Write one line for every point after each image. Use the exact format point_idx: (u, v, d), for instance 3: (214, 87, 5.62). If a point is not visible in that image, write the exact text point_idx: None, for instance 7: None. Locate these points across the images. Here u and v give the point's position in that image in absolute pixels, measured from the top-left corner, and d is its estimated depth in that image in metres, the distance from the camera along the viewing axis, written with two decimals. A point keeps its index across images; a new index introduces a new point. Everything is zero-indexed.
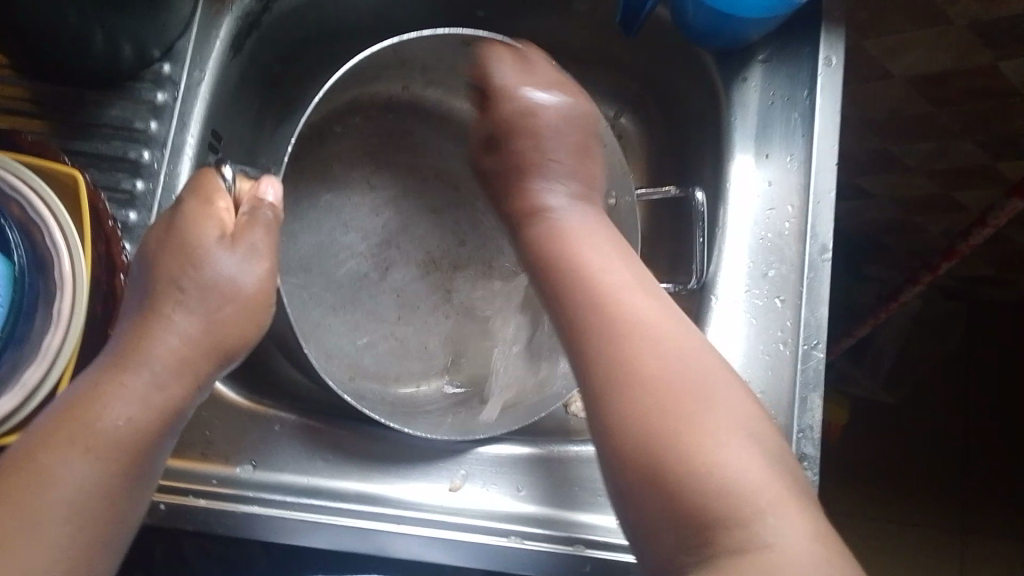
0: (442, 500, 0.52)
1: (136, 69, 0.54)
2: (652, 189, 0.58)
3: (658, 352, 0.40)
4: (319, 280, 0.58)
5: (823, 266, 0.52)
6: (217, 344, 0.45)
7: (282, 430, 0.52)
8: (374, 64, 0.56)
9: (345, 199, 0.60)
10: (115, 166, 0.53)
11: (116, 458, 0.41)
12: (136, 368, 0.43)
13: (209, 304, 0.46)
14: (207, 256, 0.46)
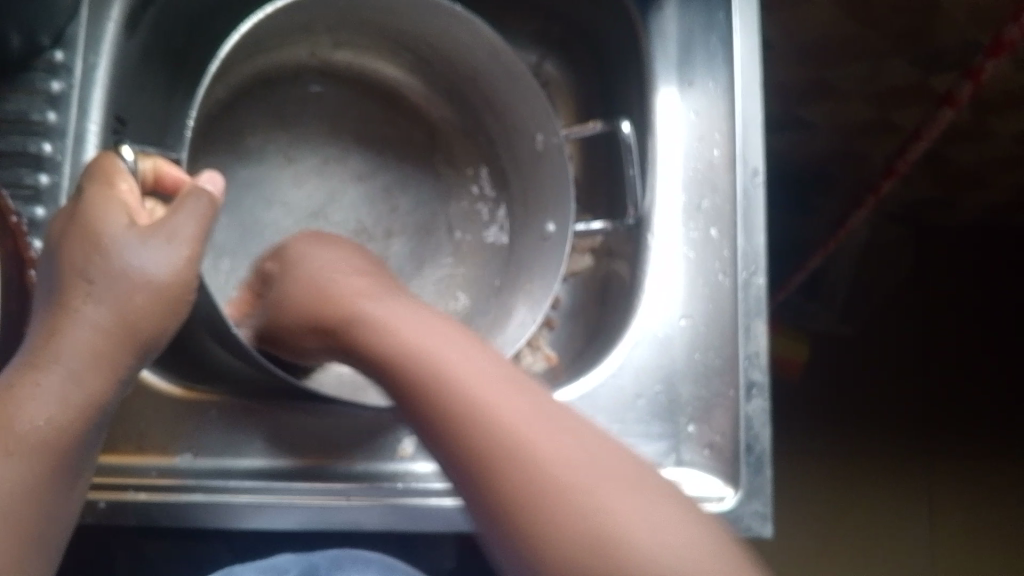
0: (392, 468, 0.50)
1: (28, 58, 0.52)
2: (578, 129, 0.57)
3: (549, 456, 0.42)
4: (248, 259, 0.57)
5: (756, 190, 0.52)
6: (132, 332, 0.40)
7: (219, 415, 0.50)
8: (281, 32, 0.54)
9: (269, 173, 0.58)
10: (17, 161, 0.52)
11: (41, 463, 0.38)
12: (49, 364, 0.38)
13: (120, 293, 0.39)
14: (115, 244, 0.40)
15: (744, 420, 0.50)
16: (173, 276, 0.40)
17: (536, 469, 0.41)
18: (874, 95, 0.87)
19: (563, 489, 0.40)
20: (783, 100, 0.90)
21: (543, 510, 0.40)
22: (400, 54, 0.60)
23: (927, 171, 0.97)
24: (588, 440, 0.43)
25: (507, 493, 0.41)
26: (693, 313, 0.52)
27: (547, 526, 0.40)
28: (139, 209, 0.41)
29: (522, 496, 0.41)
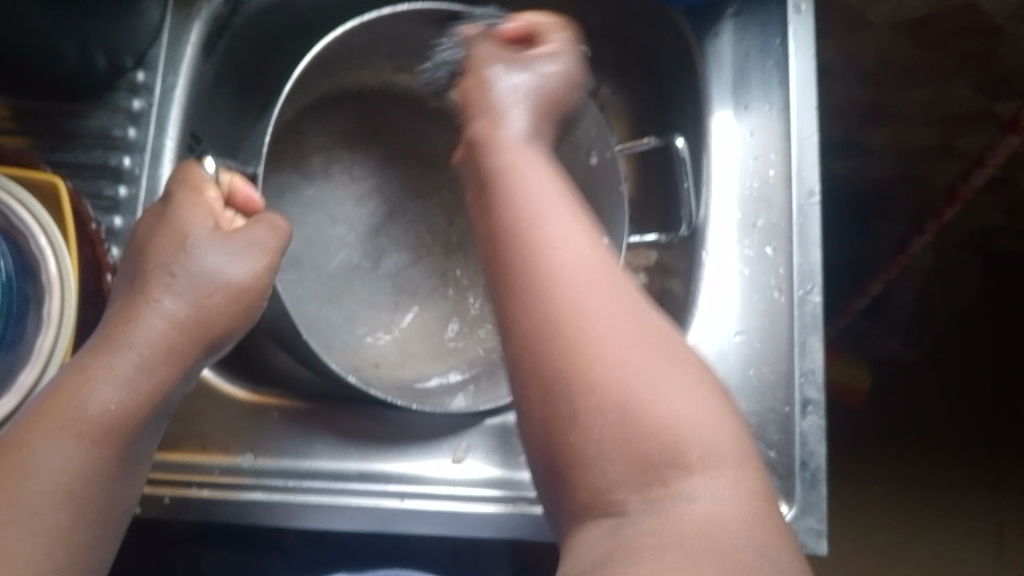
0: (446, 473, 0.51)
1: (111, 78, 0.55)
2: (633, 143, 0.58)
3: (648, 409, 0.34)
4: (311, 275, 0.58)
5: (812, 209, 0.52)
6: (205, 328, 0.42)
7: (281, 418, 0.51)
8: (347, 49, 0.56)
9: (332, 190, 0.60)
10: (99, 174, 0.55)
11: (107, 444, 0.39)
12: (122, 350, 0.40)
13: (198, 290, 0.42)
14: (198, 244, 0.43)
15: (799, 438, 0.49)
16: (251, 279, 0.43)
17: (640, 394, 0.34)
18: (936, 120, 0.86)
19: (653, 421, 0.33)
20: (842, 124, 0.90)
21: (604, 422, 0.34)
22: None
23: (992, 198, 0.95)
24: (691, 374, 0.35)
25: (585, 421, 0.34)
26: (747, 328, 0.52)
27: (579, 445, 0.34)
28: (224, 216, 0.45)
29: (580, 443, 0.34)
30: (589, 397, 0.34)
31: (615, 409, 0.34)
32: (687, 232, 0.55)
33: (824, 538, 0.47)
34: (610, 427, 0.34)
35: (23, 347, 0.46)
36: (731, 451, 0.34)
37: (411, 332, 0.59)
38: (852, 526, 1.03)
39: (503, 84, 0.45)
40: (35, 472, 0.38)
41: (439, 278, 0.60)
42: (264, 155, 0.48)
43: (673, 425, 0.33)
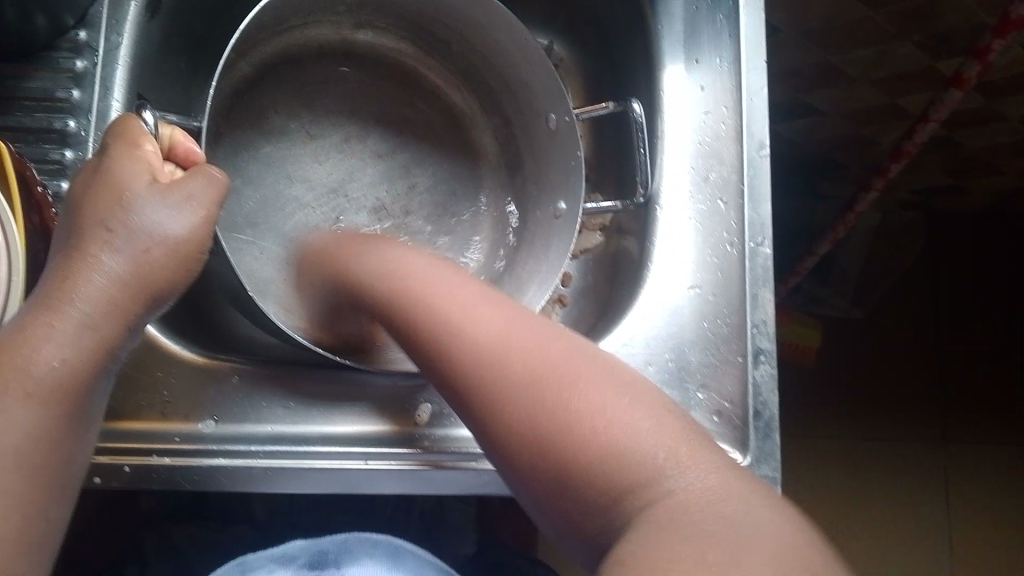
0: (408, 433, 0.51)
1: (53, 39, 0.54)
2: (593, 107, 0.57)
3: (534, 359, 0.38)
4: (268, 235, 0.57)
5: (761, 162, 0.53)
6: (148, 283, 0.41)
7: (240, 381, 0.51)
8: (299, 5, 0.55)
9: (287, 149, 0.58)
10: (43, 138, 0.53)
11: (55, 403, 0.38)
12: (65, 308, 0.39)
13: (139, 246, 0.41)
14: (137, 201, 0.42)
15: (752, 387, 0.51)
16: (192, 232, 0.43)
17: (519, 377, 0.37)
18: (883, 80, 0.88)
19: (524, 419, 0.36)
20: (792, 86, 0.91)
21: (484, 349, 0.39)
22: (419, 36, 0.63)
23: (937, 156, 0.98)
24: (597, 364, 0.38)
25: (516, 394, 0.37)
26: (702, 283, 0.53)
27: (472, 366, 0.39)
28: (164, 169, 0.44)
29: (486, 421, 0.38)
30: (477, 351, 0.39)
31: (487, 361, 0.38)
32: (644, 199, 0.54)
33: (779, 484, 0.49)
34: (484, 368, 0.38)
35: None
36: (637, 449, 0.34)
37: None
38: (807, 479, 1.05)
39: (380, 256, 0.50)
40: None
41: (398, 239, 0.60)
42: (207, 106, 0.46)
43: (601, 432, 0.34)
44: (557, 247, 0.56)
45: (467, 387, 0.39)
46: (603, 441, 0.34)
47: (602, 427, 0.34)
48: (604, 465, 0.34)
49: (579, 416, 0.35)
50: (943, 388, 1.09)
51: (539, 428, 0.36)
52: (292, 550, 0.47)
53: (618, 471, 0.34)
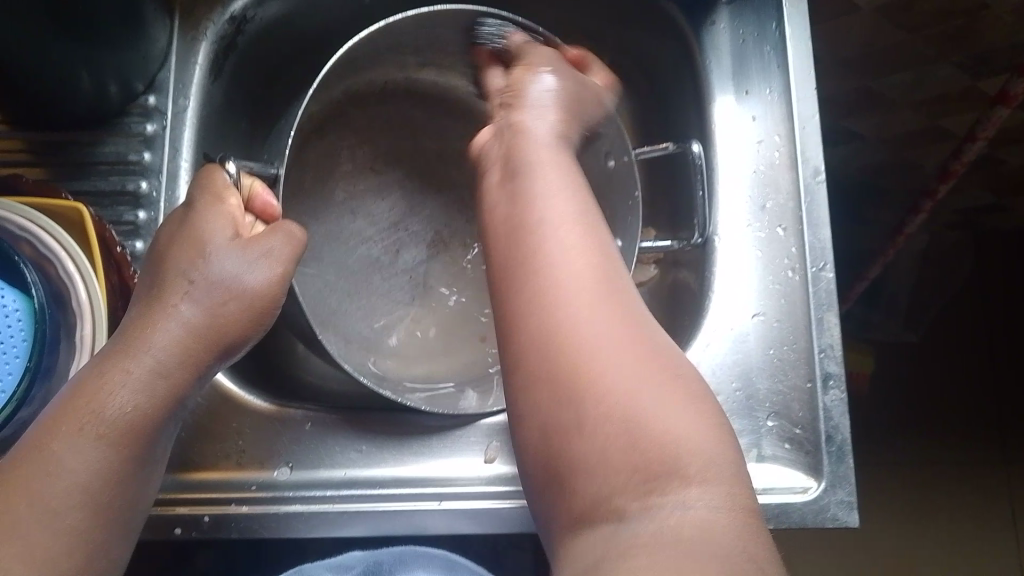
0: (479, 472, 0.51)
1: (124, 105, 0.56)
2: (651, 147, 0.58)
3: (596, 352, 0.35)
4: (332, 269, 0.60)
5: (818, 187, 0.53)
6: (220, 334, 0.43)
7: (313, 428, 0.52)
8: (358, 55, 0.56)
9: (353, 195, 0.61)
10: (117, 200, 0.56)
11: (125, 449, 0.39)
12: (140, 353, 0.40)
13: (214, 298, 0.43)
14: (216, 253, 0.43)
15: (822, 412, 0.50)
16: (273, 281, 0.44)
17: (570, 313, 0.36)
18: (923, 103, 0.88)
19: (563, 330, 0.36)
20: (832, 111, 0.91)
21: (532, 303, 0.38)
22: None
23: (983, 176, 0.97)
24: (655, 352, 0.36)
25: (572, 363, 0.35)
26: (766, 311, 0.53)
27: (522, 290, 0.38)
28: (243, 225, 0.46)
29: (523, 353, 0.37)
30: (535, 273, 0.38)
31: (549, 282, 0.38)
32: (700, 240, 0.55)
33: (857, 510, 0.48)
34: (532, 286, 0.38)
35: (58, 374, 0.46)
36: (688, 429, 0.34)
37: (429, 327, 0.61)
38: (868, 510, 1.04)
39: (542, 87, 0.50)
40: (55, 473, 0.37)
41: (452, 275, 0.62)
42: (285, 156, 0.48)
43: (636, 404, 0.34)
44: None
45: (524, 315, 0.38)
46: (627, 420, 0.33)
47: (631, 415, 0.33)
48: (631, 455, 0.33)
49: (615, 396, 0.34)
50: (1007, 408, 1.07)
51: (572, 378, 0.35)
52: (351, 559, 0.50)
53: (645, 457, 0.33)
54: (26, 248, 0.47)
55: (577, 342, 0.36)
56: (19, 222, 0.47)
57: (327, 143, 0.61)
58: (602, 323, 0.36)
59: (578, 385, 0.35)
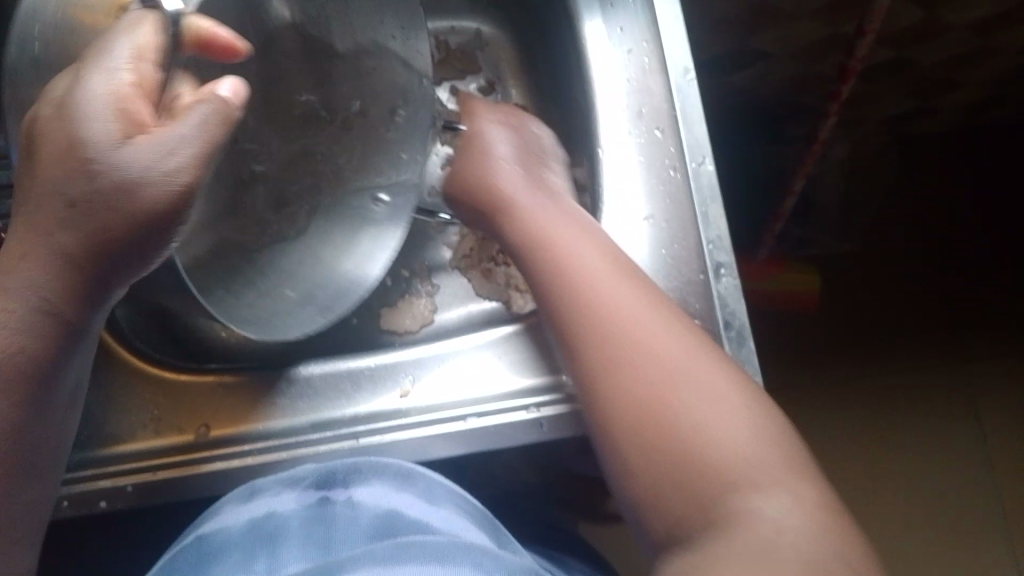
0: (397, 406, 0.52)
1: None
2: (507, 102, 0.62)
3: (709, 368, 0.45)
4: None
5: (690, 85, 0.54)
6: (101, 250, 0.41)
7: (227, 389, 0.53)
8: None
9: None
10: None
11: (16, 391, 0.42)
12: (25, 292, 0.41)
13: (93, 215, 0.40)
14: (101, 154, 0.40)
15: (718, 300, 0.51)
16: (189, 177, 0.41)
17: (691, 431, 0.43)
18: (817, 12, 0.88)
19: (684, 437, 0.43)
20: (732, 34, 0.92)
21: (620, 339, 0.47)
22: None
23: (891, 79, 0.99)
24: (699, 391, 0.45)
25: (652, 407, 0.45)
26: (655, 213, 0.54)
27: (606, 347, 0.48)
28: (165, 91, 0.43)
29: (603, 398, 0.46)
30: (596, 314, 0.49)
31: (620, 329, 0.48)
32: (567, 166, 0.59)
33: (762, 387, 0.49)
34: (607, 347, 0.47)
35: None
36: (706, 373, 0.45)
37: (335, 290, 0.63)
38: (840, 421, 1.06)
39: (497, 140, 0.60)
40: None
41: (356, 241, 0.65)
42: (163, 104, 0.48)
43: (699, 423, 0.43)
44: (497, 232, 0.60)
45: (590, 352, 0.48)
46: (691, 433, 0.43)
47: (679, 432, 0.43)
48: (708, 419, 0.44)
49: (690, 433, 0.43)
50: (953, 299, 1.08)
51: (662, 429, 0.44)
52: (303, 471, 0.49)
53: (703, 477, 0.42)
54: None
55: (653, 386, 0.46)
56: None
57: None
58: (663, 427, 0.44)
59: (678, 438, 0.43)
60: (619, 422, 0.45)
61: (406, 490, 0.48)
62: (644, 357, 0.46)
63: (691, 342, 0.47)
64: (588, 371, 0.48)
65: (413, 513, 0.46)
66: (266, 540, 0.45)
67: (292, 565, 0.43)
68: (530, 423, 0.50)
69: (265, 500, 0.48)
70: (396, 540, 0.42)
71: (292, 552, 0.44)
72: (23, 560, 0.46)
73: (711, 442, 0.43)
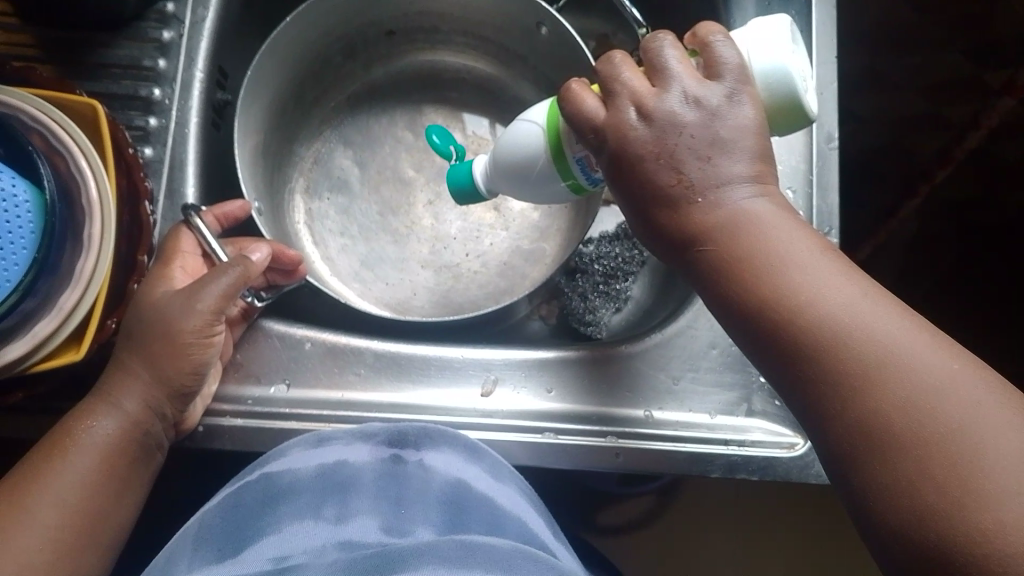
0: (475, 404, 0.51)
1: (141, 9, 0.56)
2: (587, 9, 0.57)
3: (919, 351, 0.35)
4: (362, 216, 0.64)
5: (830, 154, 0.55)
6: (172, 358, 0.45)
7: (313, 348, 0.52)
8: (324, 38, 0.62)
9: (397, 140, 0.67)
10: (128, 104, 0.55)
11: (82, 529, 0.43)
12: (71, 447, 0.44)
13: (157, 364, 0.45)
14: (171, 353, 0.45)
15: None
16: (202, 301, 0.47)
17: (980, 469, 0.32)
18: None
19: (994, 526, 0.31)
20: None
21: (755, 223, 0.39)
22: (471, 41, 0.67)
23: None
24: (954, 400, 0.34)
25: (886, 421, 0.34)
26: None
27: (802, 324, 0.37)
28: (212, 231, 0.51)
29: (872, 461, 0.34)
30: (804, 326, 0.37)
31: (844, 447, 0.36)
32: None
33: None
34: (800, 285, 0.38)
35: (61, 274, 0.45)
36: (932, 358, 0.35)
37: (463, 267, 0.64)
38: None
39: (664, 63, 0.41)
40: (89, 439, 0.44)
41: (485, 216, 0.65)
42: (244, 95, 0.56)
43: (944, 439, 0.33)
44: (573, 227, 0.64)
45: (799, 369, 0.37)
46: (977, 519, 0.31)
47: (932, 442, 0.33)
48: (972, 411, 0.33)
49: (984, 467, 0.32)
50: None
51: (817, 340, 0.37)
52: (373, 427, 0.48)
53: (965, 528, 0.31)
54: (38, 140, 0.47)
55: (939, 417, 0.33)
56: (37, 115, 0.47)
57: (364, 116, 0.68)
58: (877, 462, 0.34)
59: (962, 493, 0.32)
60: (875, 494, 0.34)
61: (476, 463, 0.46)
62: (824, 289, 0.37)
63: (965, 366, 0.35)
64: (825, 381, 0.36)
65: (481, 486, 0.44)
66: (336, 486, 0.43)
67: (361, 520, 0.41)
68: (610, 451, 0.50)
69: (336, 449, 0.46)
70: (459, 537, 0.39)
71: (361, 506, 0.42)
72: (124, 500, 0.45)
73: (980, 442, 0.32)
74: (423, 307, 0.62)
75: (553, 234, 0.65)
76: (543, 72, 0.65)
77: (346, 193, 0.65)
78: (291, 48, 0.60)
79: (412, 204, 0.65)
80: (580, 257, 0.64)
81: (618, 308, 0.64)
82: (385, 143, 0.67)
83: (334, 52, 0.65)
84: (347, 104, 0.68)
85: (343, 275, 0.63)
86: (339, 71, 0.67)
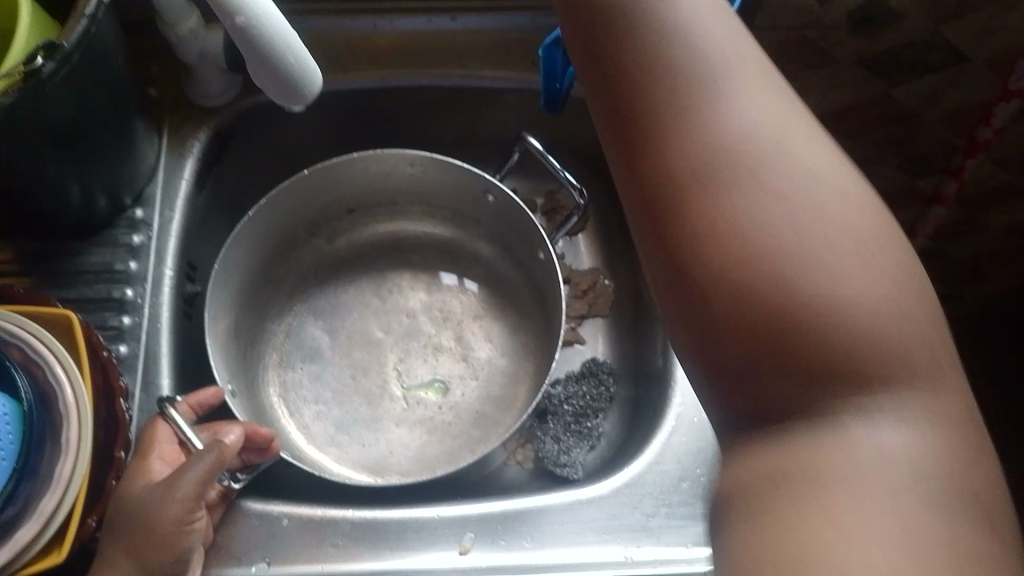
0: (455, 563, 0.52)
1: (112, 217, 0.60)
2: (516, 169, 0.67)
3: (892, 383, 0.33)
4: (332, 381, 0.65)
5: None
6: (152, 549, 0.46)
7: (290, 524, 0.52)
8: (287, 220, 0.67)
9: (363, 305, 0.69)
10: (102, 307, 0.58)
11: None
12: None
13: (140, 556, 0.46)
14: (151, 544, 0.46)
15: None
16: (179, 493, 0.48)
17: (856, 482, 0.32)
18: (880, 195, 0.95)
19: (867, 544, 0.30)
20: None
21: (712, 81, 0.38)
22: (427, 210, 0.72)
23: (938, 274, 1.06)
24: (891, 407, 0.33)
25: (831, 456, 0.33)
26: None
27: (708, 194, 0.36)
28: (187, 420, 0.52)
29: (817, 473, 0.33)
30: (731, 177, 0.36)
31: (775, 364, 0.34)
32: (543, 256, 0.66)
33: None
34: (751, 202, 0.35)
35: (42, 476, 0.47)
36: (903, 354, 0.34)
37: (437, 421, 0.64)
38: None
39: None
40: None
41: (454, 367, 0.66)
42: (213, 282, 0.60)
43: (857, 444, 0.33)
44: (540, 371, 0.66)
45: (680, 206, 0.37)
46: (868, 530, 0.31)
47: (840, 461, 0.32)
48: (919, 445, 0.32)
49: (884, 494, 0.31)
50: None
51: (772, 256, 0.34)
52: None
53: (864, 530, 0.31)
54: (15, 352, 0.50)
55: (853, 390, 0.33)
56: (14, 330, 0.50)
57: (332, 288, 0.70)
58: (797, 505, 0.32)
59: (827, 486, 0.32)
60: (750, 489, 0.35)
61: None
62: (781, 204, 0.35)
63: (942, 400, 0.34)
64: (674, 197, 0.37)
65: None
66: None
67: None
68: None
69: None
70: None
71: None
72: None
73: (859, 474, 0.32)
74: (401, 464, 0.62)
75: (523, 376, 0.66)
76: (496, 230, 0.70)
77: (316, 360, 0.66)
78: (256, 233, 0.64)
79: (382, 365, 0.66)
80: (551, 396, 0.65)
81: (593, 445, 0.64)
82: (351, 308, 0.69)
83: (297, 230, 0.69)
84: (316, 279, 0.70)
85: (318, 440, 0.64)
86: (303, 250, 0.71)
